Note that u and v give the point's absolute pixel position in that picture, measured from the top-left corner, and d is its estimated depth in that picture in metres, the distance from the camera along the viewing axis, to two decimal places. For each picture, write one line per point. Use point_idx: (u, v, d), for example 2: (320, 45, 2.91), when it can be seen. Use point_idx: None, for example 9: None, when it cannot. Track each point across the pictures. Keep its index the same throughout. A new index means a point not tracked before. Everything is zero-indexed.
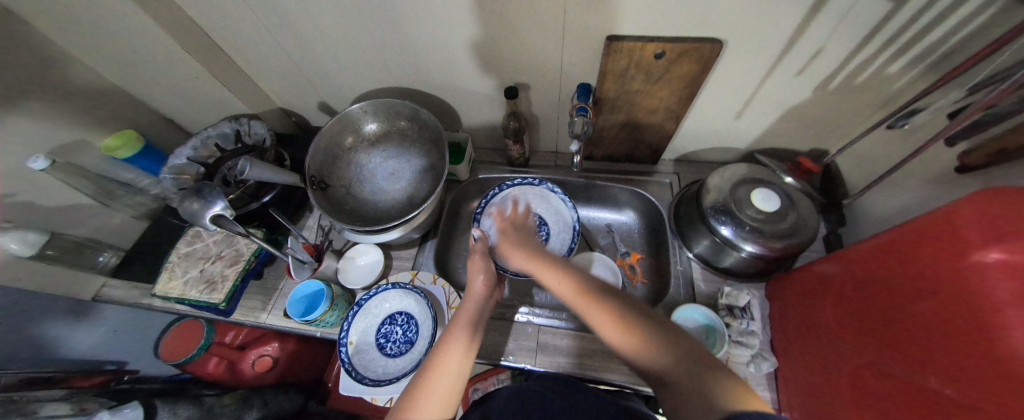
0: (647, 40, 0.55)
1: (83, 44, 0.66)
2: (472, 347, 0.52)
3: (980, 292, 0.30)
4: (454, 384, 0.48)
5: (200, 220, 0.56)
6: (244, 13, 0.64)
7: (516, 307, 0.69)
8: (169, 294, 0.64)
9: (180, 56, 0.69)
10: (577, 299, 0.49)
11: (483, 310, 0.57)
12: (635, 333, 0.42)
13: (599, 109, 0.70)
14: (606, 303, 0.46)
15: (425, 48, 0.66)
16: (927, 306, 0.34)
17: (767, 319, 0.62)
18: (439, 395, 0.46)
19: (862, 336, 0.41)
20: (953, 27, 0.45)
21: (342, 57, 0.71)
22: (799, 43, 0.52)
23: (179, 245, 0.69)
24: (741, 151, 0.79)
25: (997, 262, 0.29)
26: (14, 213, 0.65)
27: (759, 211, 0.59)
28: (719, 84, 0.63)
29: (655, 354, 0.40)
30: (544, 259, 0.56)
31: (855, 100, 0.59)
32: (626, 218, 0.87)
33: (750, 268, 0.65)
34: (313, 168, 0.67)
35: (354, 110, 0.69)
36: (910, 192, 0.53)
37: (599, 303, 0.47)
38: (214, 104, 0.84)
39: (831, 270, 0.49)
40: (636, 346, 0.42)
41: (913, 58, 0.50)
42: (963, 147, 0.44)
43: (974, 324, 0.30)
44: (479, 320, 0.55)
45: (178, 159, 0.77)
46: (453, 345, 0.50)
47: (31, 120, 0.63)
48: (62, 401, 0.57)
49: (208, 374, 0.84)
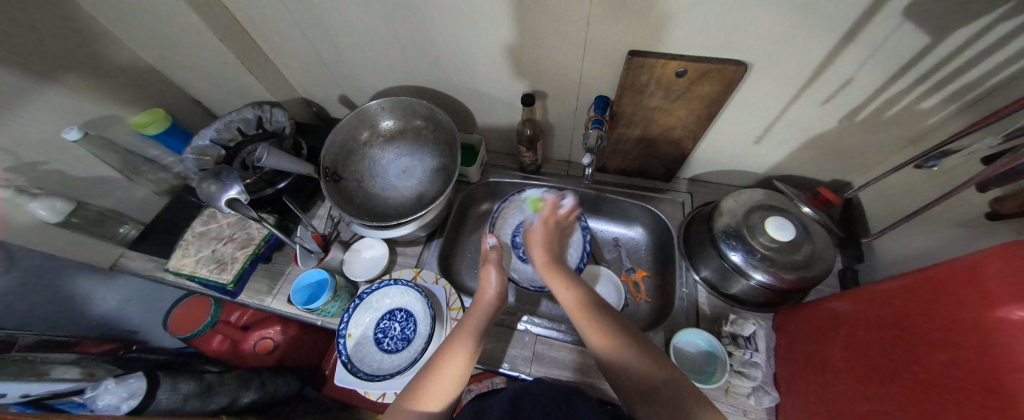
0: (669, 58, 0.54)
1: (123, 25, 0.69)
2: (475, 353, 0.52)
3: (1001, 350, 0.28)
4: (451, 386, 0.49)
5: (215, 202, 0.58)
6: (275, 4, 0.65)
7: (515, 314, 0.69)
8: (181, 270, 0.66)
9: (211, 41, 0.72)
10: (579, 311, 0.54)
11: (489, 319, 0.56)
12: (624, 347, 0.49)
13: (615, 122, 0.70)
14: (597, 316, 0.53)
15: (447, 50, 0.66)
16: (943, 358, 0.33)
17: (772, 351, 0.60)
18: (440, 396, 0.48)
19: (871, 380, 0.40)
20: (995, 66, 0.43)
21: (365, 53, 0.73)
22: (827, 71, 0.51)
23: (195, 224, 0.71)
24: (759, 176, 0.77)
25: (1022, 320, 0.27)
26: (44, 180, 0.68)
27: (773, 239, 0.57)
28: (740, 107, 0.62)
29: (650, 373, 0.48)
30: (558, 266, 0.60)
31: (883, 134, 0.57)
32: (634, 233, 0.86)
33: (758, 297, 0.63)
34: (328, 159, 0.69)
35: (372, 106, 0.70)
36: (936, 234, 0.50)
37: (591, 314, 0.53)
38: (239, 89, 0.86)
39: (846, 308, 0.47)
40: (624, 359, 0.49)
41: (949, 95, 0.48)
42: (995, 193, 0.42)
43: (992, 382, 0.28)
44: (486, 328, 0.55)
45: (202, 140, 0.80)
46: (456, 350, 0.51)
47: (67, 93, 0.66)
48: (73, 364, 0.60)
49: (211, 350, 0.88)
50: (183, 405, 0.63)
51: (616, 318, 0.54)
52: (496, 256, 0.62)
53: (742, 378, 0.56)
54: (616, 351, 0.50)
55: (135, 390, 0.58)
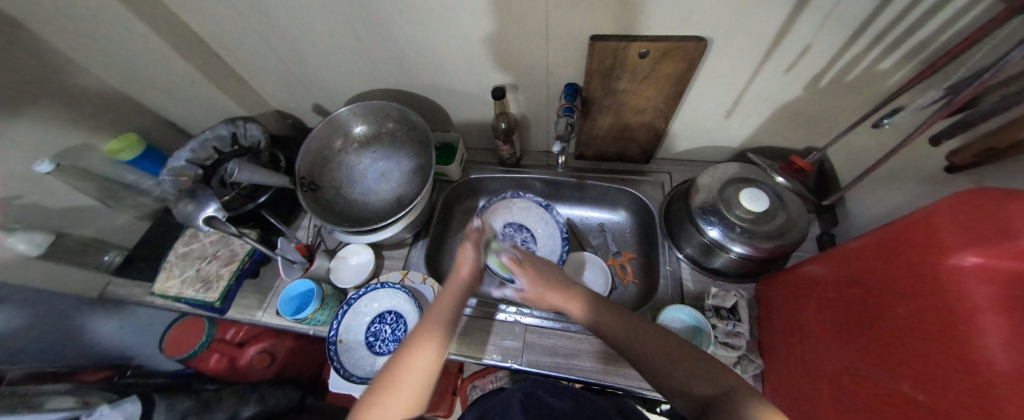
0: (630, 40, 0.55)
1: (85, 51, 0.69)
2: (448, 337, 0.50)
3: (955, 296, 0.29)
4: (423, 376, 0.46)
5: (193, 221, 0.58)
6: (236, 17, 0.65)
7: (504, 307, 0.70)
8: (167, 293, 0.66)
9: (176, 60, 0.71)
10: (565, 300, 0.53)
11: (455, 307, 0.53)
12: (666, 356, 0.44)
13: (587, 109, 0.70)
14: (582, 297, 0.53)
15: (413, 50, 0.66)
16: (902, 308, 0.34)
17: (755, 320, 0.62)
18: (406, 398, 0.44)
19: (843, 339, 0.41)
20: (946, 21, 0.44)
21: (333, 60, 0.72)
22: (784, 41, 0.52)
23: (177, 245, 0.71)
24: (734, 151, 0.78)
25: (974, 266, 0.28)
26: (22, 214, 0.68)
27: (747, 211, 0.58)
28: (707, 82, 0.62)
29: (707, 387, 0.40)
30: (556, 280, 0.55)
31: (847, 99, 0.58)
32: (618, 217, 0.87)
33: (739, 269, 0.64)
34: (304, 170, 0.69)
35: (343, 112, 0.70)
36: (901, 193, 0.51)
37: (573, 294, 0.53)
38: (211, 107, 0.86)
39: (817, 271, 0.48)
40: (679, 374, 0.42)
41: (906, 54, 0.49)
42: (951, 146, 0.43)
43: (950, 328, 0.29)
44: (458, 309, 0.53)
45: (177, 162, 0.79)
46: (426, 337, 0.48)
47: (36, 125, 0.66)
48: (68, 394, 0.61)
49: (210, 369, 0.88)
50: None
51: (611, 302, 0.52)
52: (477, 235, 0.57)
53: (726, 349, 0.58)
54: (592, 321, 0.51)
55: (131, 412, 0.58)
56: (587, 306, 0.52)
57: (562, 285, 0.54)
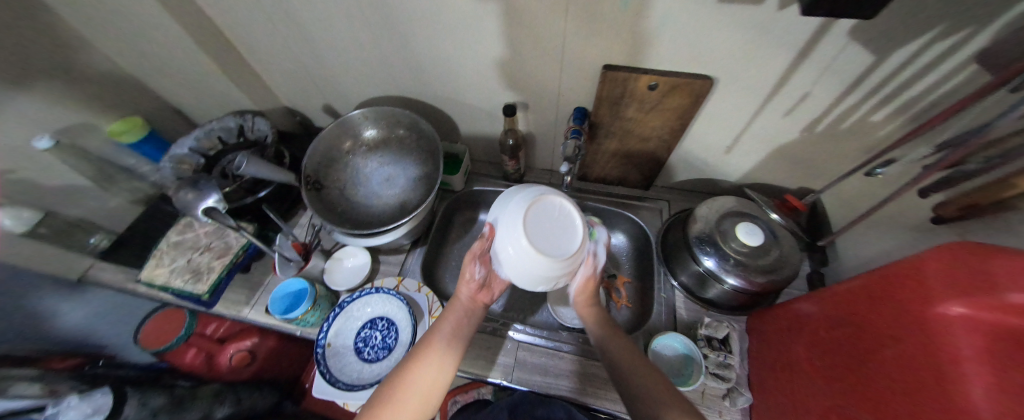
0: (641, 72, 0.57)
1: (102, 32, 0.69)
2: (455, 350, 0.52)
3: (941, 344, 0.30)
4: (426, 389, 0.48)
5: (192, 211, 0.57)
6: (260, 14, 0.66)
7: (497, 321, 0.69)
8: (154, 281, 0.64)
9: (192, 49, 0.72)
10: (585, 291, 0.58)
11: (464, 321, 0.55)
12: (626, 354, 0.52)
13: (594, 132, 0.72)
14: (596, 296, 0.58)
15: (430, 62, 0.68)
16: (891, 352, 0.35)
17: (745, 352, 0.62)
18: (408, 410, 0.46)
19: (832, 377, 0.41)
20: (933, 83, 0.47)
21: (349, 64, 0.74)
22: (785, 86, 0.55)
23: (170, 233, 0.70)
24: (732, 184, 0.81)
25: (960, 316, 0.30)
26: (12, 189, 0.66)
27: (743, 244, 0.59)
28: (710, 118, 0.65)
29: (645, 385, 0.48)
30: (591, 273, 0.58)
31: (841, 145, 0.61)
32: (615, 240, 0.88)
33: (732, 301, 0.65)
34: (310, 167, 0.69)
35: (355, 115, 0.71)
36: (889, 239, 0.54)
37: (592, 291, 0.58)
38: (221, 98, 0.86)
39: (809, 309, 0.49)
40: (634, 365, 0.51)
41: (896, 109, 0.52)
42: (937, 199, 0.45)
43: (934, 373, 0.30)
44: (462, 325, 0.55)
45: (180, 149, 0.79)
46: (430, 351, 0.51)
47: (39, 101, 0.65)
48: (34, 381, 0.58)
49: (184, 364, 0.84)
50: None
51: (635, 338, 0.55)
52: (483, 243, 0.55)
53: (716, 380, 0.58)
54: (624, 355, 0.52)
55: (100, 405, 0.55)
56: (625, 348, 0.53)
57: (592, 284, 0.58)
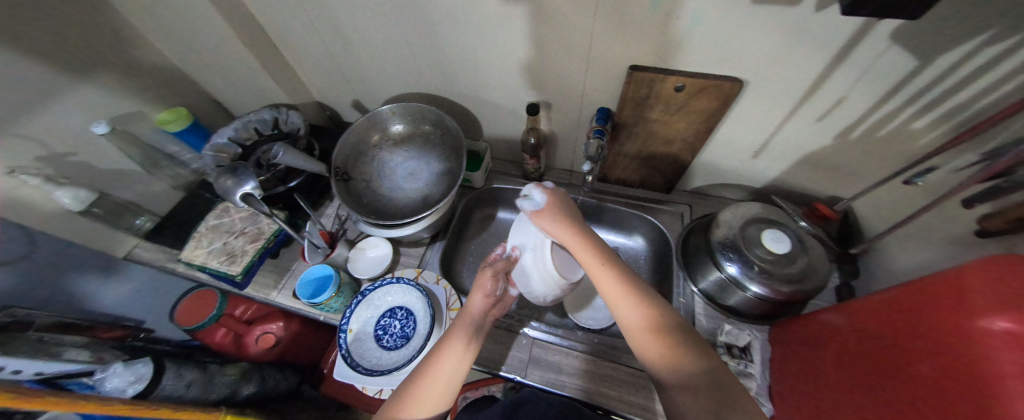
0: (668, 73, 0.57)
1: (157, 29, 0.74)
2: (471, 351, 0.52)
3: (986, 360, 0.29)
4: (444, 389, 0.49)
5: (230, 196, 0.61)
6: (299, 13, 0.70)
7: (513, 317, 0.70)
8: (193, 261, 0.68)
9: (235, 45, 0.76)
10: (621, 294, 0.48)
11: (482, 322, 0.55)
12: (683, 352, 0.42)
13: (616, 134, 0.72)
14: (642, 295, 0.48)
15: (457, 60, 0.70)
16: (930, 368, 0.33)
17: (767, 362, 0.61)
18: (428, 404, 0.48)
19: (863, 391, 0.40)
20: (981, 90, 0.45)
21: (380, 62, 0.77)
22: (819, 91, 0.53)
23: (208, 217, 0.74)
24: (758, 191, 0.79)
25: (1005, 331, 0.28)
26: (72, 171, 0.72)
27: (768, 251, 0.58)
28: (737, 122, 0.64)
29: (696, 363, 0.41)
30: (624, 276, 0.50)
31: (877, 153, 0.59)
32: (633, 243, 0.87)
33: (755, 309, 0.63)
34: (339, 160, 0.72)
35: (384, 111, 0.73)
36: (927, 251, 0.51)
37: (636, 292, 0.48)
38: (258, 92, 0.90)
39: (838, 320, 0.48)
40: (669, 359, 0.42)
41: (939, 117, 0.50)
42: (983, 210, 0.43)
43: (978, 391, 0.29)
44: (478, 327, 0.54)
45: (220, 139, 0.83)
46: (448, 349, 0.51)
47: (99, 90, 0.71)
48: (83, 347, 0.62)
49: (214, 342, 0.89)
50: (185, 393, 0.65)
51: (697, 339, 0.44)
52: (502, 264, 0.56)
53: None
54: (681, 373, 0.41)
55: (142, 374, 0.60)
56: (685, 359, 0.42)
57: (633, 286, 0.49)
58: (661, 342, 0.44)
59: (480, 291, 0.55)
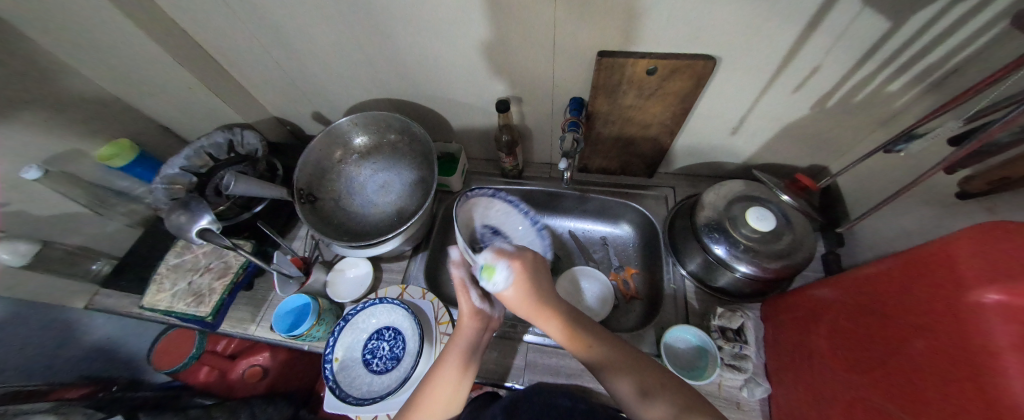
0: (639, 57, 0.54)
1: (79, 56, 0.67)
2: (460, 389, 0.50)
3: (978, 334, 0.28)
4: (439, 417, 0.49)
5: (185, 233, 0.56)
6: (237, 25, 0.64)
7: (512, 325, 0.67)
8: (157, 307, 0.64)
9: (172, 66, 0.69)
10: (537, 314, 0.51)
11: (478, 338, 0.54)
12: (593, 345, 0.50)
13: (592, 123, 0.69)
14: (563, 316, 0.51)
15: (417, 62, 0.65)
16: (921, 343, 0.33)
17: (762, 342, 0.61)
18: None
19: (858, 371, 0.39)
20: (955, 46, 0.43)
21: (334, 70, 0.71)
22: (794, 62, 0.51)
23: (168, 256, 0.69)
24: (739, 166, 0.78)
25: (995, 304, 0.27)
26: (6, 223, 0.66)
27: (754, 230, 0.57)
28: (714, 100, 0.62)
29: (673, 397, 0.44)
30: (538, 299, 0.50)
31: (855, 119, 0.58)
32: (621, 231, 0.85)
33: (744, 288, 0.63)
34: (302, 181, 0.67)
35: (343, 123, 0.69)
36: (910, 216, 0.51)
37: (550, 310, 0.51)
38: (207, 113, 0.84)
39: (830, 296, 0.47)
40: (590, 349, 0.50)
41: (913, 77, 0.49)
42: (963, 173, 0.42)
43: (972, 368, 0.28)
44: (472, 356, 0.52)
45: (171, 169, 0.77)
46: (445, 376, 0.49)
47: (22, 131, 0.64)
48: (48, 413, 0.58)
49: (199, 382, 0.87)
50: None
51: (589, 322, 0.53)
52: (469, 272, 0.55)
53: (733, 371, 0.57)
54: (594, 354, 0.50)
55: None
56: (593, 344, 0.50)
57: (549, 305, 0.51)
58: (575, 337, 0.51)
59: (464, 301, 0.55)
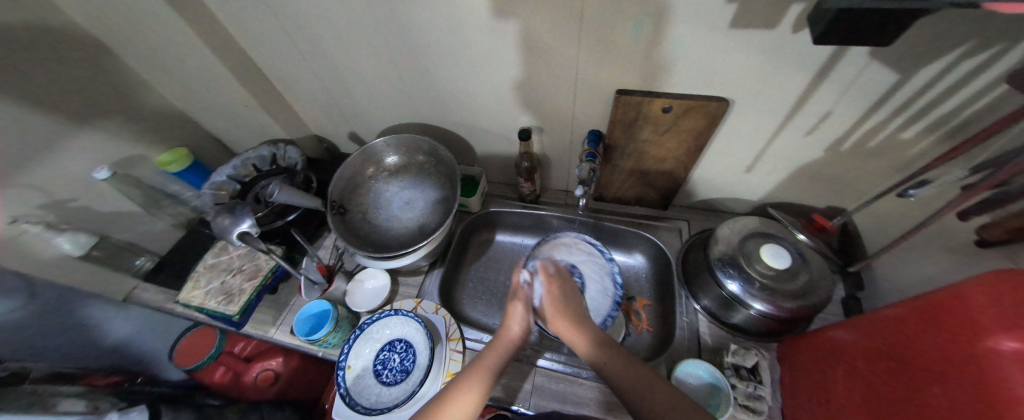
0: (654, 96, 0.58)
1: (158, 76, 0.77)
2: (485, 395, 0.50)
3: (996, 381, 0.27)
4: None
5: (227, 235, 0.61)
6: (294, 53, 0.72)
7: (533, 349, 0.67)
8: (190, 302, 0.68)
9: (233, 86, 0.78)
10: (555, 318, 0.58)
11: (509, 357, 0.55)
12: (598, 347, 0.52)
13: (609, 154, 0.73)
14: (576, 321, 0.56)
15: (449, 93, 0.72)
16: (939, 390, 0.32)
17: (777, 383, 0.59)
18: None
19: (874, 416, 0.38)
20: (966, 99, 0.45)
21: (375, 96, 0.79)
22: (805, 107, 0.54)
23: (206, 256, 0.75)
24: (754, 204, 0.79)
25: (1012, 351, 0.27)
26: (74, 216, 0.74)
27: (769, 267, 0.57)
28: (726, 140, 0.65)
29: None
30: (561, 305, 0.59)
31: (869, 163, 0.59)
32: (633, 261, 0.86)
33: (760, 327, 0.62)
34: (335, 193, 0.73)
35: (378, 143, 0.75)
36: (932, 262, 0.51)
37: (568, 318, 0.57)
38: (256, 128, 0.92)
39: (847, 339, 0.46)
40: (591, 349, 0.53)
41: (926, 127, 0.50)
42: (980, 221, 0.43)
43: (990, 416, 0.27)
44: (501, 369, 0.54)
45: (219, 177, 0.85)
46: (470, 384, 0.50)
47: (102, 136, 0.73)
48: (78, 397, 0.62)
49: (213, 382, 0.89)
50: None
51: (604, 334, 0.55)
52: (526, 294, 0.62)
53: (747, 413, 0.55)
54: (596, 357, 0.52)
55: None
56: (590, 341, 0.54)
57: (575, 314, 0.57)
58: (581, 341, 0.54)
59: (512, 319, 0.59)
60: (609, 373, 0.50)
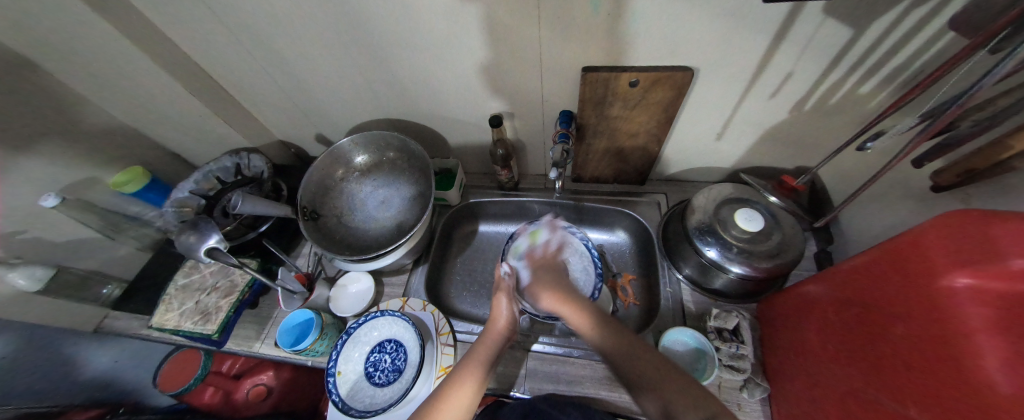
0: (621, 70, 0.57)
1: (97, 91, 0.72)
2: (482, 387, 0.51)
3: (952, 317, 0.29)
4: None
5: (194, 253, 0.58)
6: (244, 54, 0.68)
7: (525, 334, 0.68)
8: (164, 326, 0.66)
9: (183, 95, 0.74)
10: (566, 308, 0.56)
11: (498, 350, 0.56)
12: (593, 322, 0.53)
13: (582, 134, 0.72)
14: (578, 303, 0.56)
15: (414, 84, 0.69)
16: (901, 330, 0.33)
17: (758, 341, 0.61)
18: None
19: (846, 361, 0.40)
20: (918, 47, 0.46)
21: (337, 94, 0.75)
22: (767, 70, 0.54)
23: (177, 277, 0.72)
24: (727, 171, 0.80)
25: (966, 288, 0.28)
26: (25, 249, 0.69)
27: (743, 231, 0.59)
28: (695, 109, 0.65)
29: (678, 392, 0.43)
30: (564, 293, 0.58)
31: (832, 120, 0.60)
32: (616, 238, 0.87)
33: (740, 289, 0.64)
34: (305, 199, 0.70)
35: (345, 143, 0.72)
36: (893, 210, 0.53)
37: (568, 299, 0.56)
38: (215, 139, 0.88)
39: (817, 291, 0.48)
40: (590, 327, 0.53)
41: (882, 79, 0.52)
42: (934, 167, 0.44)
43: (951, 350, 0.29)
44: (493, 361, 0.54)
45: (181, 193, 0.81)
46: (465, 381, 0.50)
47: (44, 160, 0.68)
48: None
49: (205, 403, 0.87)
50: None
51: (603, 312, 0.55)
52: (511, 284, 0.62)
53: (731, 372, 0.57)
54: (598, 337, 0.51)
55: None
56: (595, 324, 0.52)
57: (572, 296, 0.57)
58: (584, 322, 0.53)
59: (498, 312, 0.60)
60: (610, 355, 0.49)
